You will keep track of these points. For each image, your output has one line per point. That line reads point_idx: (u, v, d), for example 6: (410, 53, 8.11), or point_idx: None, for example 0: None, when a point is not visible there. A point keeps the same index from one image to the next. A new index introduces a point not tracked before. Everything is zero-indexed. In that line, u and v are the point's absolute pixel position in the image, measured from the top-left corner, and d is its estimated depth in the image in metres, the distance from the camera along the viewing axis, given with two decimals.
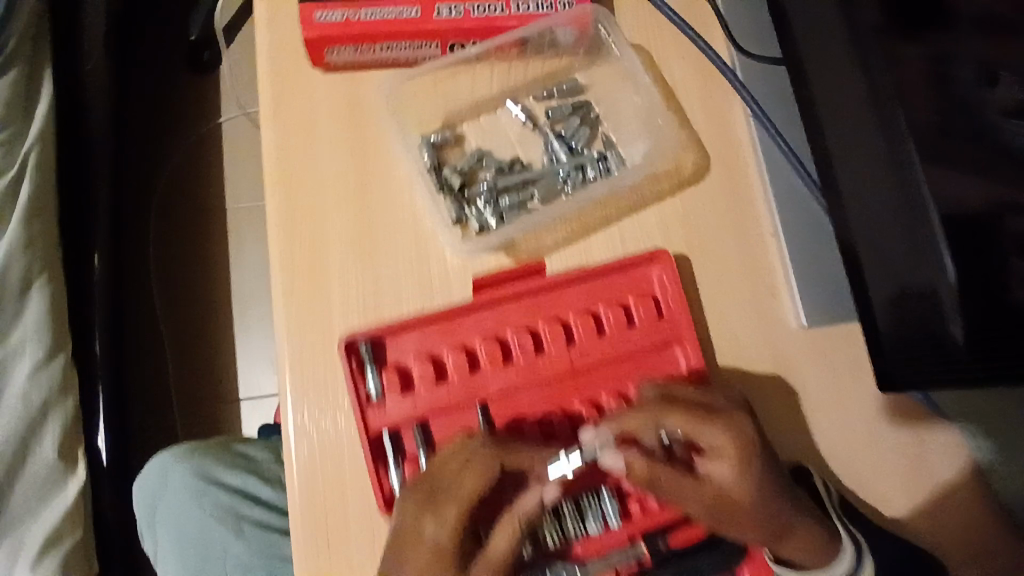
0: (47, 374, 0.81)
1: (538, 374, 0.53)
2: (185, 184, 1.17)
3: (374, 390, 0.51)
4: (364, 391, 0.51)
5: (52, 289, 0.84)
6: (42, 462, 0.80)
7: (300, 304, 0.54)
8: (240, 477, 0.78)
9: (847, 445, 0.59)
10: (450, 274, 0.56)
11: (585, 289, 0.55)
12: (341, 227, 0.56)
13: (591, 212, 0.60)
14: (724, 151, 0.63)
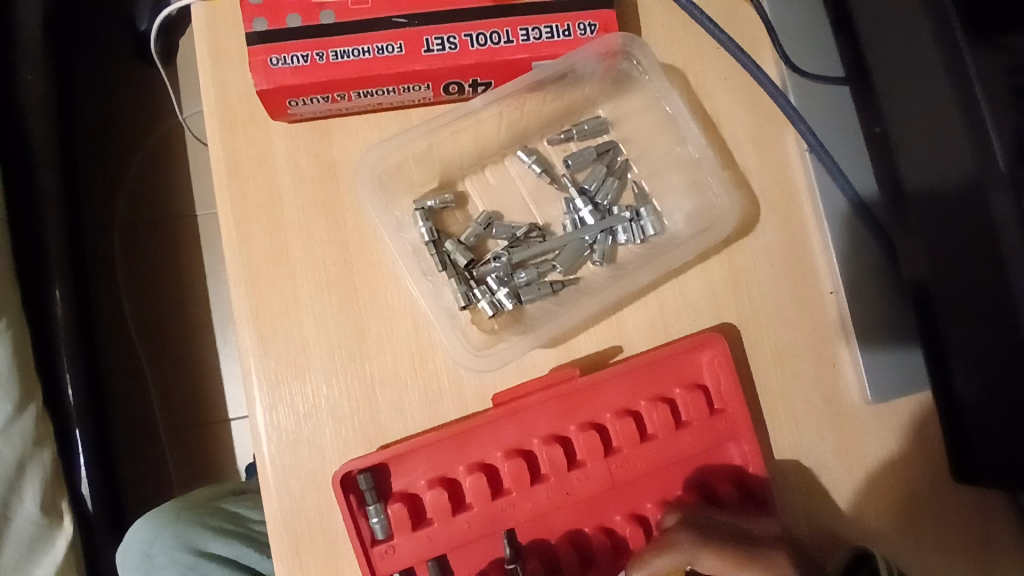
0: (17, 427, 0.68)
1: (571, 493, 0.45)
2: (149, 191, 1.00)
3: (379, 529, 0.43)
4: (366, 531, 0.43)
5: (16, 336, 0.69)
6: (22, 523, 0.68)
7: (286, 415, 0.47)
8: (233, 546, 0.70)
9: (929, 539, 0.51)
10: (461, 372, 0.48)
11: (621, 384, 0.47)
12: (328, 325, 0.48)
13: (624, 282, 0.50)
14: (775, 194, 0.54)
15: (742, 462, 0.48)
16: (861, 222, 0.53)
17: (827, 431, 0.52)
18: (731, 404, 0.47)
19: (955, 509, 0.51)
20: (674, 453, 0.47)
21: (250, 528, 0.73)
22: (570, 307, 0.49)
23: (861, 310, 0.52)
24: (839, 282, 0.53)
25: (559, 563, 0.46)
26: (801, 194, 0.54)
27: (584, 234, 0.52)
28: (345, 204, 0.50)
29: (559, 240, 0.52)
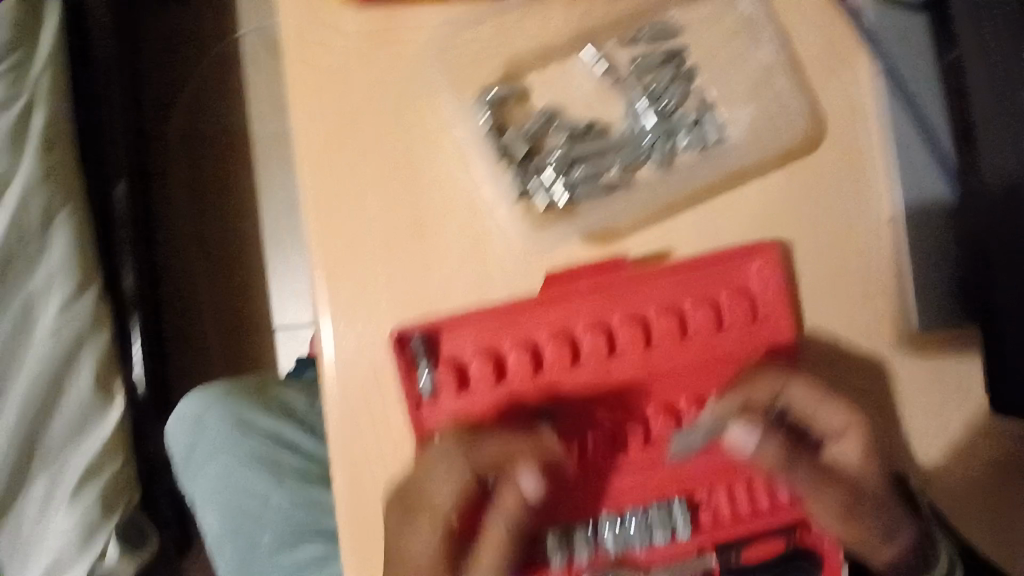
0: (79, 307, 0.78)
1: (609, 378, 0.47)
2: (199, 99, 1.03)
3: (427, 388, 0.46)
4: (416, 389, 0.46)
5: (77, 221, 0.79)
6: (80, 396, 0.78)
7: (341, 289, 0.48)
8: (276, 423, 0.77)
9: (960, 467, 0.51)
10: (512, 262, 0.49)
11: (669, 281, 0.48)
12: (386, 204, 0.49)
13: (680, 187, 0.51)
14: (844, 116, 0.52)
15: None
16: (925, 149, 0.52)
17: (873, 359, 0.51)
18: (774, 311, 0.48)
19: (993, 445, 0.51)
20: (712, 353, 0.48)
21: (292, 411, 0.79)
22: (624, 201, 0.51)
23: (916, 238, 0.52)
24: (900, 210, 0.52)
25: (591, 443, 0.48)
26: (870, 116, 0.53)
27: (642, 138, 0.53)
28: (411, 85, 0.50)
29: (618, 138, 0.52)
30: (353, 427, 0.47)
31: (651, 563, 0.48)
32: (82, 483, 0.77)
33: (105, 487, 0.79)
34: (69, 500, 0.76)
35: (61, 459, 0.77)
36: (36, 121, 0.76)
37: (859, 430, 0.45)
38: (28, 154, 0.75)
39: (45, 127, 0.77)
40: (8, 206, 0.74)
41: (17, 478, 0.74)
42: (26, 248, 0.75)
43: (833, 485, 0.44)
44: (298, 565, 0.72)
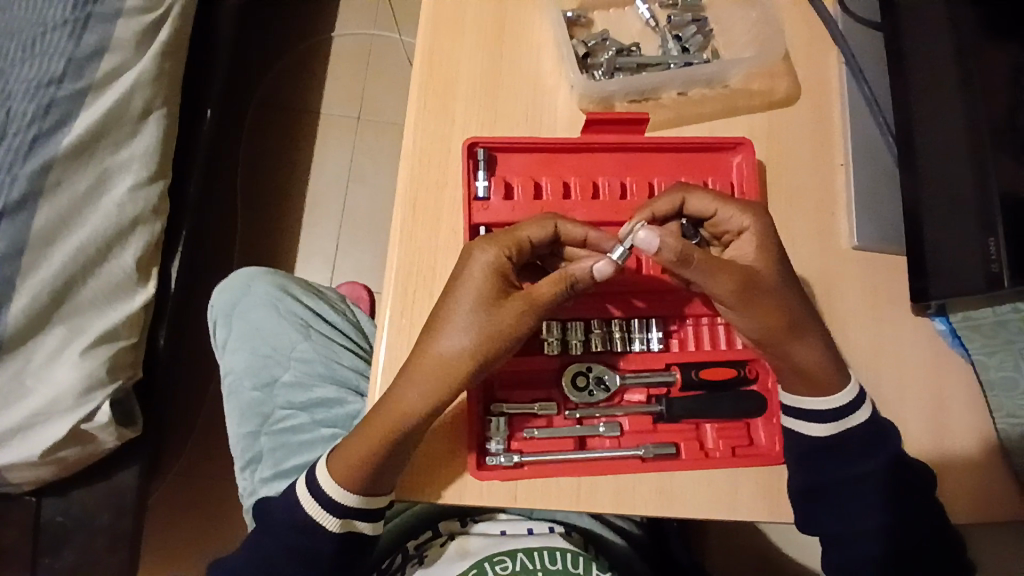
0: (144, 194, 0.93)
1: (617, 215, 0.62)
2: (299, 91, 1.37)
3: (482, 189, 0.61)
4: (473, 190, 0.62)
5: (164, 123, 0.96)
6: (119, 267, 0.90)
7: (428, 118, 0.64)
8: (314, 299, 0.85)
9: (870, 350, 0.65)
10: (558, 128, 0.65)
11: (672, 159, 0.65)
12: (473, 70, 0.65)
13: (689, 106, 0.68)
14: (815, 88, 0.71)
15: None
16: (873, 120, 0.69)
17: (816, 260, 0.66)
18: (749, 192, 0.64)
19: (896, 343, 0.66)
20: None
21: (324, 292, 0.88)
22: (656, 77, 0.65)
23: (860, 180, 0.68)
24: (850, 159, 0.69)
25: None
26: (833, 92, 0.71)
27: (671, 60, 0.69)
28: None
29: (653, 59, 0.70)
30: (413, 214, 0.61)
31: (626, 371, 0.60)
32: (97, 342, 0.86)
33: (117, 351, 0.88)
34: (83, 351, 0.85)
35: (84, 316, 0.86)
36: (162, 34, 0.95)
37: (753, 228, 0.57)
38: (148, 57, 0.93)
39: (167, 41, 0.96)
40: (116, 93, 0.90)
41: (41, 320, 0.83)
42: (122, 129, 0.91)
43: (731, 273, 0.54)
44: (309, 403, 0.78)
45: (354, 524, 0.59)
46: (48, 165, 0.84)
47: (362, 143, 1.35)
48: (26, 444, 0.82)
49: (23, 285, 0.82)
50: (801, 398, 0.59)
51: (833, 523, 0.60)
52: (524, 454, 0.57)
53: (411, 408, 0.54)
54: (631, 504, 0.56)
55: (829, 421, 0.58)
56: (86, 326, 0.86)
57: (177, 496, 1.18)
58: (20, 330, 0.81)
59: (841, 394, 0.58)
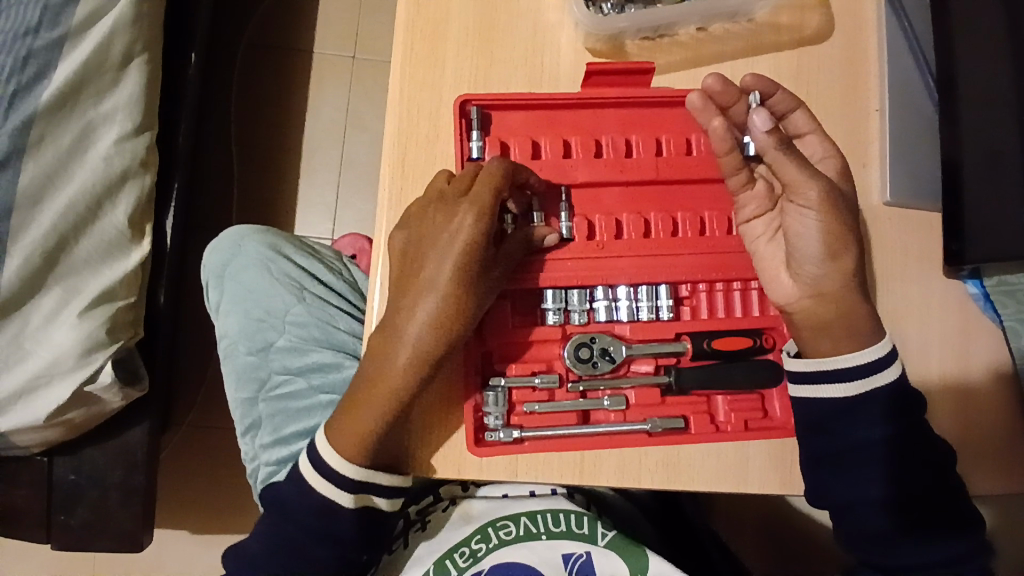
0: (132, 146, 0.88)
1: (622, 174, 0.57)
2: (286, 29, 1.28)
3: (476, 149, 0.56)
4: (467, 150, 0.56)
5: (147, 70, 0.89)
6: (111, 225, 0.86)
7: (415, 65, 0.57)
8: (306, 259, 0.81)
9: (899, 314, 0.60)
10: (561, 74, 0.59)
11: (687, 114, 0.59)
12: (465, 8, 0.58)
13: (708, 45, 0.61)
14: (850, 20, 0.63)
15: None
16: (914, 60, 0.62)
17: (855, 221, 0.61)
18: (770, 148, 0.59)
19: (929, 306, 0.61)
20: (711, 170, 0.58)
21: (316, 251, 0.84)
22: (670, 11, 0.58)
23: (896, 127, 0.62)
24: (885, 102, 0.62)
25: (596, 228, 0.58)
26: (871, 26, 0.63)
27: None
28: None
29: None
30: (402, 175, 0.56)
31: (633, 340, 0.57)
32: (96, 303, 0.84)
33: (116, 310, 0.86)
34: (80, 312, 0.82)
35: (79, 276, 0.84)
36: None
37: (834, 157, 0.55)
38: None
39: None
40: (95, 38, 0.83)
41: (34, 282, 0.80)
42: (102, 79, 0.85)
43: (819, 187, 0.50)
44: (305, 368, 0.76)
45: (371, 498, 0.55)
46: (28, 121, 0.79)
47: (358, 86, 1.28)
48: (31, 408, 0.81)
49: (13, 248, 0.78)
50: (822, 359, 0.54)
51: (857, 483, 0.54)
52: (524, 429, 0.54)
53: (398, 372, 0.51)
54: (639, 479, 0.54)
55: (856, 380, 0.53)
56: (81, 287, 0.84)
57: (185, 453, 1.19)
58: (13, 295, 0.79)
59: (871, 350, 0.53)
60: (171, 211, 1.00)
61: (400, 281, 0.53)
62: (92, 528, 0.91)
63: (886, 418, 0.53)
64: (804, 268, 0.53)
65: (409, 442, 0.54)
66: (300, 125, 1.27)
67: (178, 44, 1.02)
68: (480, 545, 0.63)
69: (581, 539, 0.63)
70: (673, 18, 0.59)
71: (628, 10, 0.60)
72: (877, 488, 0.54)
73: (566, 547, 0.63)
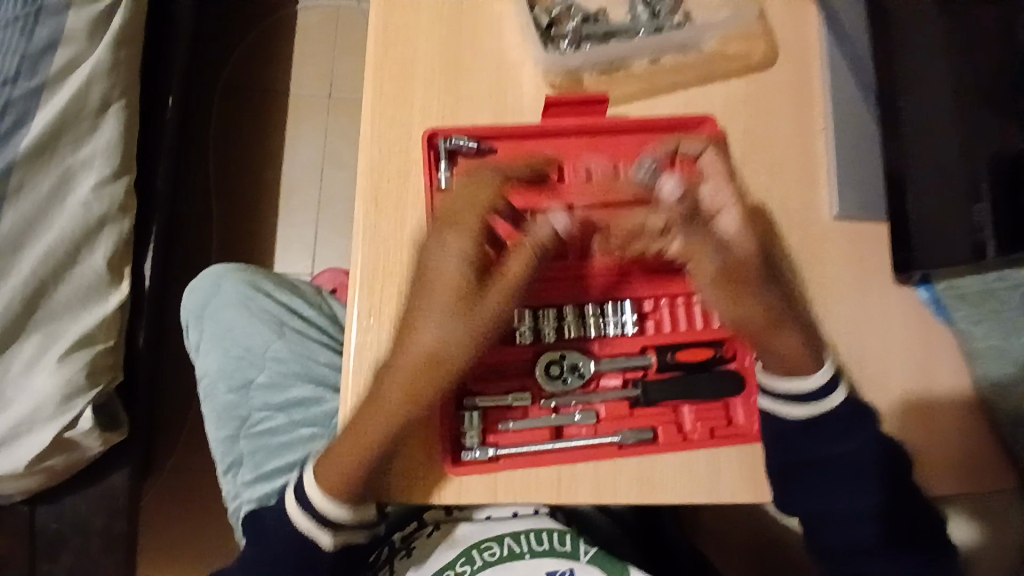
0: (109, 191, 0.88)
1: (584, 197, 0.59)
2: (262, 72, 1.32)
3: (443, 180, 0.59)
4: (435, 181, 0.59)
5: (126, 116, 0.90)
6: (90, 269, 0.87)
7: (386, 105, 0.61)
8: (287, 295, 0.82)
9: (858, 322, 0.63)
10: (523, 110, 0.62)
11: (642, 141, 0.62)
12: (432, 52, 0.62)
13: (662, 76, 0.65)
14: (792, 50, 0.67)
15: None
16: (855, 83, 0.66)
17: (814, 235, 0.64)
18: None
19: (885, 313, 0.64)
20: None
21: (296, 285, 0.85)
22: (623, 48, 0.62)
23: (841, 146, 0.65)
24: (829, 123, 0.66)
25: None
26: (811, 52, 0.68)
27: (640, 27, 0.66)
28: None
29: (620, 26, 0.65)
30: (369, 214, 0.59)
31: (601, 356, 0.58)
32: (74, 347, 0.84)
33: (95, 355, 0.85)
34: (60, 357, 0.83)
35: (59, 322, 0.84)
36: (115, 22, 0.89)
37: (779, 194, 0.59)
38: (103, 44, 0.88)
39: (122, 28, 0.90)
40: (71, 86, 0.86)
41: (15, 327, 0.81)
42: (78, 126, 0.86)
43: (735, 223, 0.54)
44: (287, 403, 0.76)
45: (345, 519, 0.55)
46: (8, 169, 0.82)
47: (335, 124, 1.31)
48: (9, 457, 0.80)
49: None
50: (775, 381, 0.55)
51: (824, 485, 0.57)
52: (499, 447, 0.56)
53: (391, 414, 0.51)
54: (614, 493, 0.55)
55: (809, 403, 0.55)
56: (61, 332, 0.84)
57: (168, 496, 1.17)
58: None
59: (818, 376, 0.54)
60: (150, 253, 1.01)
61: (401, 331, 0.51)
62: None
63: (845, 434, 0.55)
64: (748, 297, 0.52)
65: (395, 473, 0.55)
66: (277, 163, 1.30)
67: (155, 88, 1.05)
68: (463, 568, 0.64)
69: (563, 556, 0.64)
70: (626, 54, 0.63)
71: (585, 47, 0.64)
72: (871, 497, 0.56)
73: (549, 565, 0.64)
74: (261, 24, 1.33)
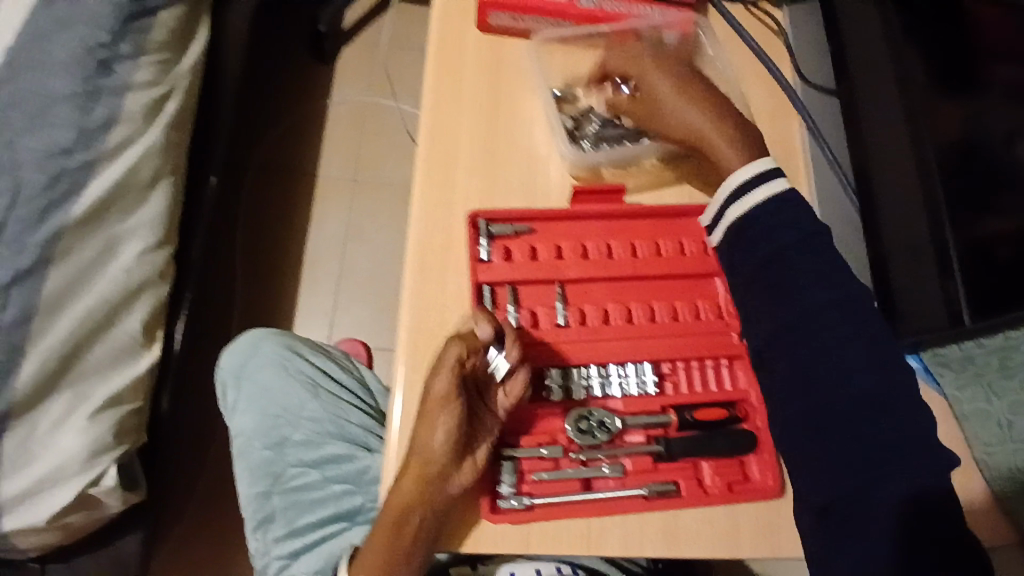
0: (150, 259, 0.97)
1: (607, 270, 0.68)
2: (293, 155, 1.44)
3: (485, 253, 0.67)
4: (477, 254, 0.67)
5: (171, 191, 1.01)
6: (125, 332, 0.92)
7: (432, 189, 0.69)
8: (320, 358, 0.88)
9: None
10: (552, 194, 0.71)
11: (656, 224, 0.70)
12: (472, 146, 0.72)
13: (669, 168, 0.74)
14: (781, 150, 0.78)
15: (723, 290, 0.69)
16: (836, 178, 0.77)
17: None
18: None
19: None
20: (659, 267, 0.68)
21: (326, 350, 0.91)
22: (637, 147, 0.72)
23: None
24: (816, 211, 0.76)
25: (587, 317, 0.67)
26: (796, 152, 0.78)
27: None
28: (506, 81, 0.76)
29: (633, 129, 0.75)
30: (415, 281, 0.66)
31: (626, 414, 0.64)
32: (104, 406, 0.88)
33: (122, 414, 0.90)
34: (89, 416, 0.86)
35: (89, 381, 0.87)
36: (168, 109, 1.01)
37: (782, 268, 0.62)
38: (156, 129, 0.99)
39: (174, 115, 1.02)
40: (125, 164, 0.95)
41: (46, 385, 0.83)
42: (129, 201, 0.95)
43: None
44: (320, 460, 0.80)
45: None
46: (55, 235, 0.86)
47: (358, 202, 1.41)
48: (34, 511, 0.82)
49: (35, 347, 0.82)
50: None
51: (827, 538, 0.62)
52: (534, 497, 0.60)
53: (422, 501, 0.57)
54: (640, 545, 0.59)
55: None
56: (91, 392, 0.87)
57: (172, 564, 1.16)
58: (29, 397, 0.81)
59: None
60: (181, 318, 1.07)
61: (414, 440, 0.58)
62: None
63: None
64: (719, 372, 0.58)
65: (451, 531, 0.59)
66: (303, 238, 1.39)
67: (199, 169, 1.15)
68: None
69: None
70: (639, 152, 0.73)
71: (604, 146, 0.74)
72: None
73: None
74: (295, 115, 1.47)
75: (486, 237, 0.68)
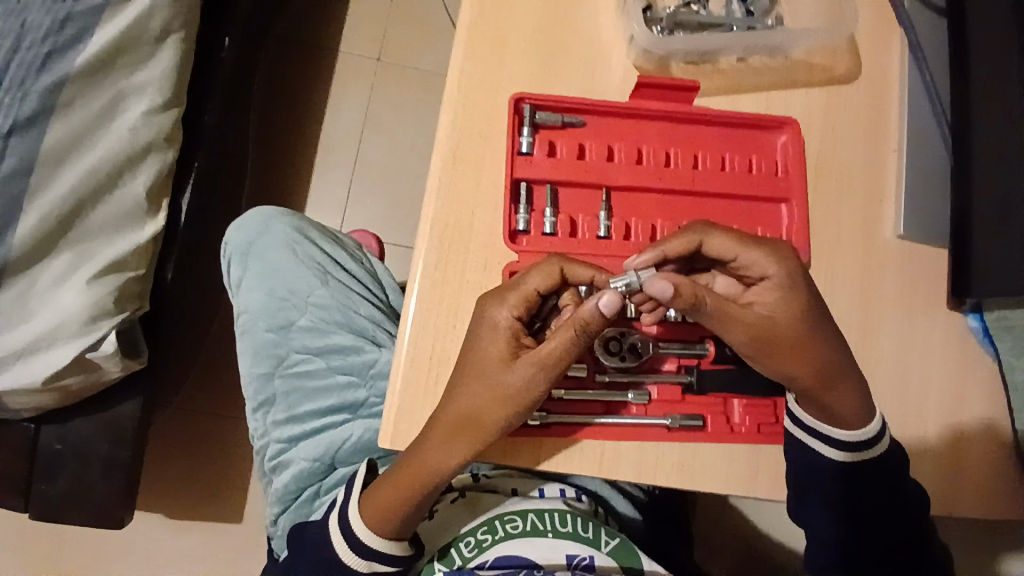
0: (158, 120, 0.88)
1: (661, 180, 0.61)
2: (315, 26, 1.31)
3: (526, 144, 0.59)
4: (518, 145, 0.60)
5: (183, 48, 0.90)
6: (131, 195, 0.86)
7: (475, 65, 0.61)
8: (332, 245, 0.82)
9: (905, 343, 0.64)
10: (610, 87, 0.62)
11: (722, 135, 0.64)
12: (527, 20, 0.62)
13: (746, 74, 0.65)
14: (874, 70, 0.68)
15: (788, 217, 0.64)
16: (930, 110, 0.67)
17: (875, 250, 0.65)
18: (793, 171, 0.64)
19: (932, 339, 0.64)
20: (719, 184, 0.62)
21: (338, 237, 0.86)
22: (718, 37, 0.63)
23: (913, 167, 0.66)
24: (903, 144, 0.67)
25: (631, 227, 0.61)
26: (891, 75, 0.68)
27: (733, 23, 0.67)
28: None
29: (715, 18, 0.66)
30: (446, 169, 0.59)
31: (659, 339, 0.59)
32: (105, 270, 0.82)
33: (125, 281, 0.84)
34: (90, 278, 0.81)
35: (91, 243, 0.83)
36: None
37: (776, 278, 0.54)
38: None
39: None
40: (136, 9, 0.84)
41: (46, 243, 0.79)
42: (136, 52, 0.85)
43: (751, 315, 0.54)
44: (325, 349, 0.77)
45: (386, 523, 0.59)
46: (60, 82, 0.79)
47: (381, 87, 1.30)
48: (25, 370, 0.79)
49: (33, 204, 0.78)
50: (816, 420, 0.56)
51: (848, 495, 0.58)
52: (549, 414, 0.56)
53: (445, 464, 0.55)
54: (653, 476, 0.56)
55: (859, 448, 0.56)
56: (93, 253, 0.83)
57: (171, 433, 1.18)
58: (27, 252, 0.78)
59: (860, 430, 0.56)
60: (188, 189, 1.00)
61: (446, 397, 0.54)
62: (72, 498, 0.89)
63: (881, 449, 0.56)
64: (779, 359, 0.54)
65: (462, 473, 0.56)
66: (319, 119, 1.29)
67: (212, 28, 1.04)
68: (485, 536, 0.62)
69: (585, 542, 0.62)
70: (718, 45, 0.64)
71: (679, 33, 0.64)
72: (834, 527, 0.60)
73: (571, 547, 0.61)
74: None
75: (530, 126, 0.60)
